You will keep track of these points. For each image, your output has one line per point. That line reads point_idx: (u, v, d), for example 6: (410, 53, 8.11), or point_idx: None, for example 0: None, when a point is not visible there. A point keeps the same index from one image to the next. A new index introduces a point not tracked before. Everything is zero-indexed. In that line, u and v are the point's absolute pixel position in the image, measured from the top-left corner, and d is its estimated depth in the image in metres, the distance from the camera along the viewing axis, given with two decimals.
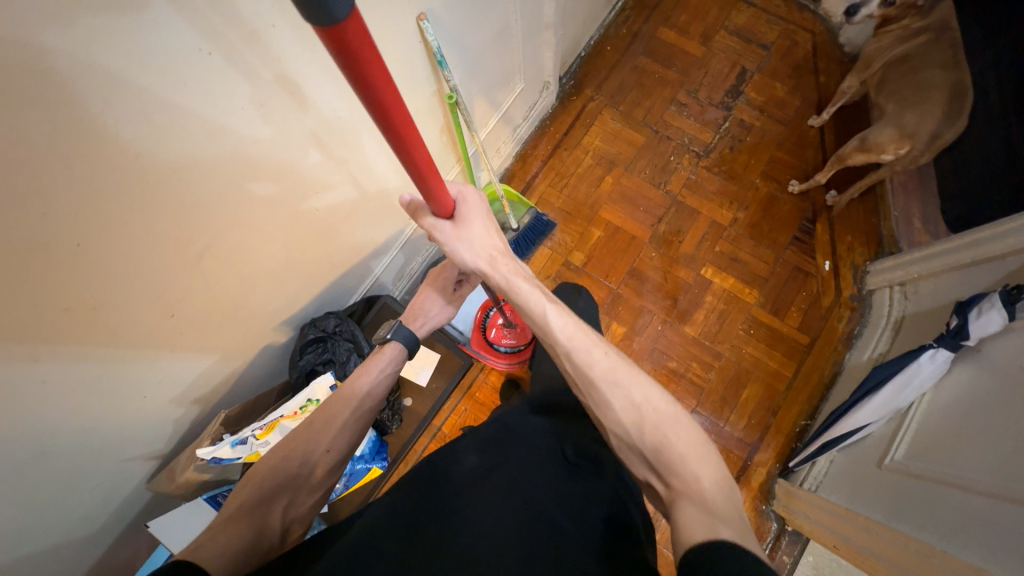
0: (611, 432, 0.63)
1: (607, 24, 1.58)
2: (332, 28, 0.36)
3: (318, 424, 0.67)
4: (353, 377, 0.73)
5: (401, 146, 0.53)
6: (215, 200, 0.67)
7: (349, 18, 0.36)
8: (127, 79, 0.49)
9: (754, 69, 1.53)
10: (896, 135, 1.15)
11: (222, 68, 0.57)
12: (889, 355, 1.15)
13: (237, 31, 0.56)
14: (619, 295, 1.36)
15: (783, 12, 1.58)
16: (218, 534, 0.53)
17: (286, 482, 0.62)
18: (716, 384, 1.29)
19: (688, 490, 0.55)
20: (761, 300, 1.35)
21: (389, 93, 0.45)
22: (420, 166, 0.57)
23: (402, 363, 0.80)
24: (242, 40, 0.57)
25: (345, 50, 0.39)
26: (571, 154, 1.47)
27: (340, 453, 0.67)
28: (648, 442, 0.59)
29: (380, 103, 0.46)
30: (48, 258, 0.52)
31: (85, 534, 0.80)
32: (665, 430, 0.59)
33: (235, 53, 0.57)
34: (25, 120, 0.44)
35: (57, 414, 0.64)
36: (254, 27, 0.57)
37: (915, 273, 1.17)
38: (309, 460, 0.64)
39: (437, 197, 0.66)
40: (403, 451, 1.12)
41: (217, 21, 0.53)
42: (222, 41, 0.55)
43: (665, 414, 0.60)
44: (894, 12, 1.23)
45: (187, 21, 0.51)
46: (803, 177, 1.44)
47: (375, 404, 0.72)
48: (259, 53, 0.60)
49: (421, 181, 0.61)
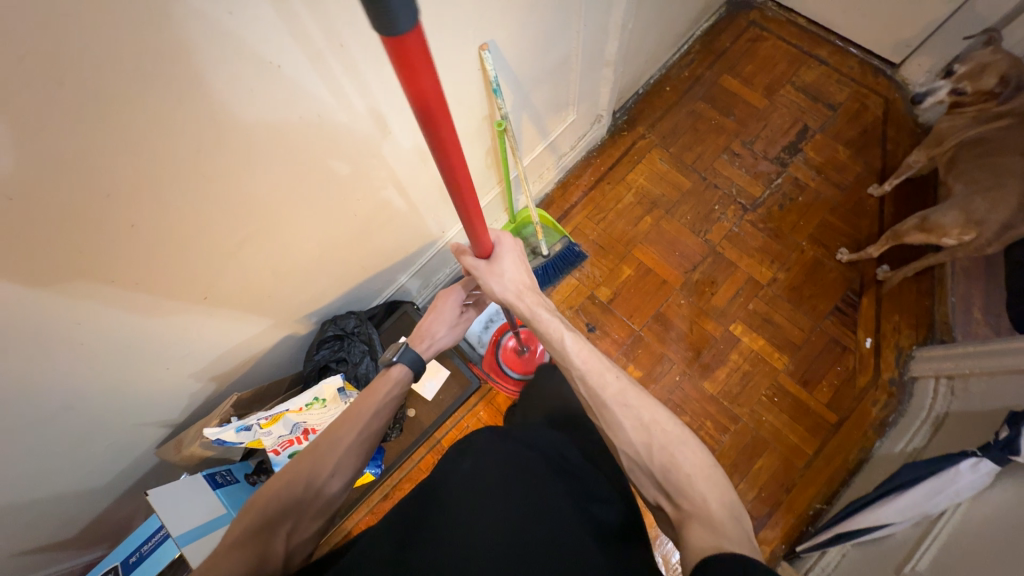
0: (620, 453, 0.61)
1: (670, 65, 1.57)
2: (396, 38, 0.38)
3: (323, 447, 0.68)
4: (360, 400, 0.75)
5: (447, 164, 0.54)
6: (273, 189, 0.71)
7: (413, 30, 0.37)
8: (201, 83, 0.54)
9: (816, 128, 1.48)
10: (961, 220, 1.07)
11: (303, 69, 0.61)
12: (925, 451, 1.05)
13: (326, 35, 0.60)
14: (640, 338, 1.33)
15: (856, 74, 1.53)
16: (217, 562, 0.55)
17: (290, 506, 0.63)
18: (729, 448, 1.23)
19: (698, 511, 0.53)
20: (791, 368, 1.28)
21: (440, 109, 0.46)
22: (461, 184, 0.58)
23: (407, 385, 0.80)
24: (327, 46, 0.61)
25: (406, 62, 0.40)
26: (613, 189, 1.46)
27: (345, 477, 0.68)
28: (656, 462, 0.58)
29: (431, 113, 0.46)
30: (105, 232, 0.57)
31: (92, 487, 0.85)
32: (672, 451, 0.57)
33: (316, 55, 0.61)
34: (107, 111, 0.49)
35: (88, 371, 0.69)
36: (342, 37, 0.62)
37: (967, 368, 1.08)
38: (314, 486, 0.65)
39: (477, 235, 0.70)
40: (400, 458, 1.12)
41: (309, 23, 0.58)
42: (309, 44, 0.60)
43: (673, 435, 0.59)
44: (967, 99, 1.18)
45: (281, 26, 0.56)
46: (854, 246, 1.37)
47: (380, 425, 0.74)
48: (343, 60, 0.64)
49: (459, 199, 0.60)
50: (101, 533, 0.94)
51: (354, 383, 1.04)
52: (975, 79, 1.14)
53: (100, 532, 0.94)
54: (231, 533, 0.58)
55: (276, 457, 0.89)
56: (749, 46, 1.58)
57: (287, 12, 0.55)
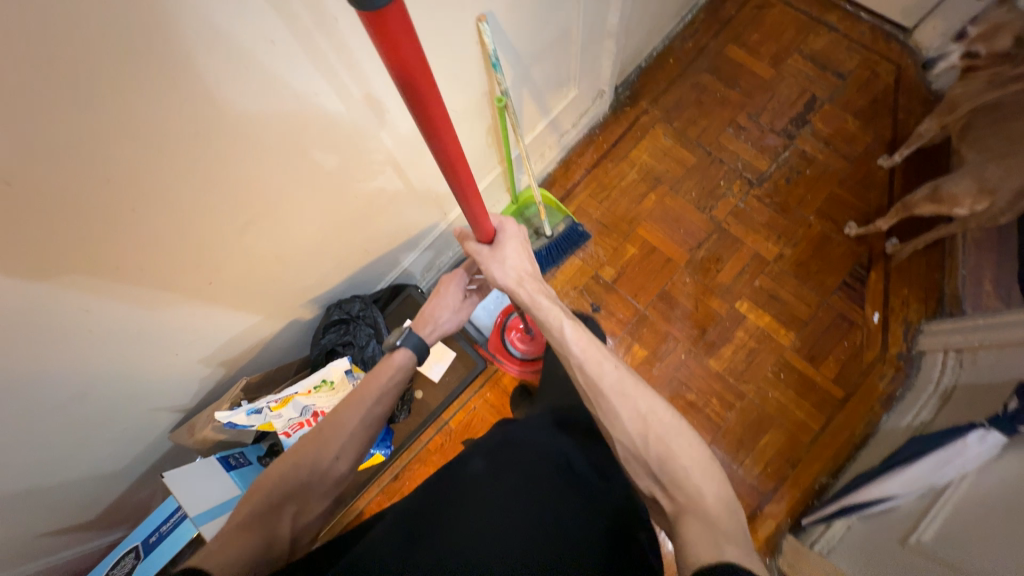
0: (617, 442, 0.61)
1: (674, 36, 1.52)
2: (374, 14, 0.37)
3: (327, 431, 0.69)
4: (365, 383, 0.75)
5: (434, 138, 0.53)
6: (271, 175, 0.70)
7: (390, 4, 0.36)
8: (194, 63, 0.52)
9: (825, 98, 1.44)
10: (973, 188, 1.04)
11: (291, 50, 0.59)
12: (932, 425, 1.05)
13: (311, 13, 0.57)
14: (645, 317, 1.33)
15: (867, 40, 1.47)
16: (225, 543, 0.57)
17: (296, 490, 0.64)
18: (735, 424, 1.24)
19: (692, 505, 0.54)
20: (796, 344, 1.28)
21: (427, 88, 0.46)
22: (450, 159, 0.57)
23: (410, 369, 0.80)
24: (315, 24, 0.59)
25: (386, 39, 0.39)
26: (616, 167, 1.44)
27: (350, 460, 0.69)
28: (652, 453, 0.58)
29: (415, 91, 0.45)
30: (107, 219, 0.57)
31: (110, 471, 0.87)
32: (668, 441, 0.58)
33: (308, 36, 0.59)
34: (101, 95, 0.48)
35: (97, 360, 0.70)
36: (334, 17, 0.60)
37: (976, 341, 1.07)
38: (319, 468, 0.66)
39: (478, 218, 0.70)
40: (409, 440, 1.14)
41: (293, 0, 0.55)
42: (296, 23, 0.57)
43: (670, 428, 0.59)
44: (980, 63, 1.14)
45: (271, 5, 0.54)
46: (863, 220, 1.35)
47: (384, 410, 0.75)
48: (333, 42, 0.62)
49: (451, 173, 0.60)
50: (121, 514, 0.97)
51: (361, 366, 1.05)
52: (990, 40, 1.11)
53: (121, 513, 0.97)
54: (239, 513, 0.61)
55: (287, 440, 0.90)
56: (756, 13, 1.52)
57: None
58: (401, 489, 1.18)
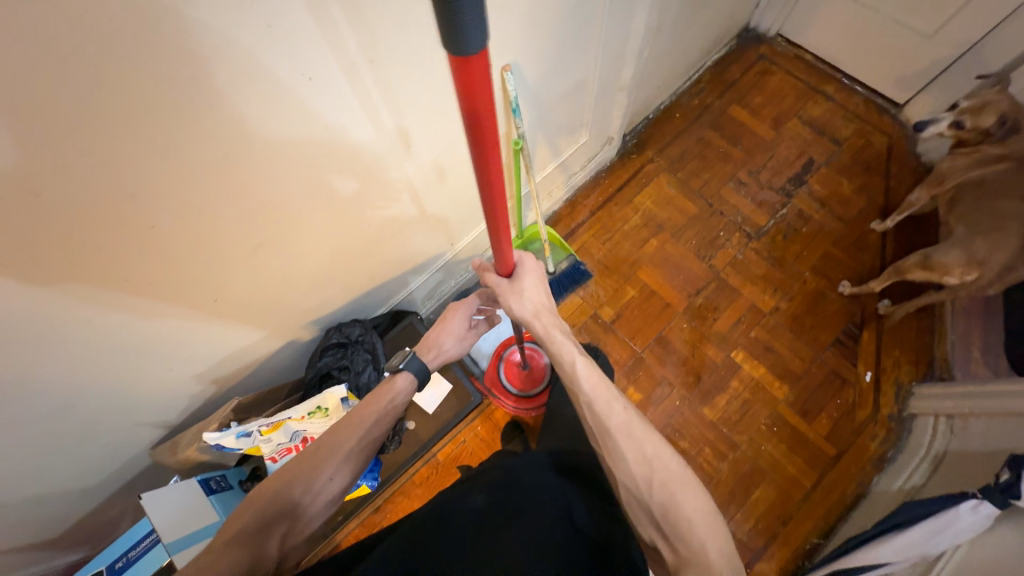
0: (620, 484, 0.62)
1: (681, 92, 1.61)
2: (463, 57, 0.38)
3: (323, 451, 0.68)
4: (363, 405, 0.74)
5: (485, 177, 0.54)
6: (287, 198, 0.71)
7: (480, 53, 0.38)
8: (230, 95, 0.54)
9: (821, 161, 1.51)
10: (963, 259, 1.08)
11: (338, 75, 0.62)
12: (922, 491, 1.05)
13: (361, 46, 0.61)
14: (641, 360, 1.33)
15: (862, 110, 1.56)
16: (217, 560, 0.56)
17: (288, 509, 0.63)
18: (727, 477, 1.22)
19: (694, 557, 0.56)
20: (791, 398, 1.28)
21: (489, 128, 0.47)
22: (495, 199, 0.58)
23: (411, 395, 0.80)
24: (363, 60, 0.63)
25: (464, 79, 0.41)
26: (620, 210, 1.48)
27: (342, 482, 0.68)
28: (656, 499, 0.59)
29: (479, 127, 0.46)
30: (125, 235, 0.57)
31: (82, 487, 0.83)
32: (673, 489, 0.59)
33: (356, 73, 0.63)
34: (139, 119, 0.50)
35: (90, 372, 0.68)
36: (383, 52, 0.64)
37: (966, 408, 1.09)
38: (311, 490, 0.65)
39: (501, 253, 0.71)
40: (395, 473, 1.10)
41: (347, 36, 0.58)
42: (345, 55, 0.60)
43: (675, 473, 0.61)
44: (967, 135, 1.20)
45: (314, 43, 0.56)
46: (856, 280, 1.38)
47: (381, 432, 0.74)
48: (378, 75, 0.66)
49: (491, 211, 0.60)
50: (85, 534, 0.91)
51: (355, 393, 1.03)
52: (976, 115, 1.17)
53: (85, 533, 0.91)
54: (231, 527, 0.60)
55: (272, 467, 0.85)
56: (759, 78, 1.62)
57: (333, 23, 0.56)
58: (381, 522, 1.13)
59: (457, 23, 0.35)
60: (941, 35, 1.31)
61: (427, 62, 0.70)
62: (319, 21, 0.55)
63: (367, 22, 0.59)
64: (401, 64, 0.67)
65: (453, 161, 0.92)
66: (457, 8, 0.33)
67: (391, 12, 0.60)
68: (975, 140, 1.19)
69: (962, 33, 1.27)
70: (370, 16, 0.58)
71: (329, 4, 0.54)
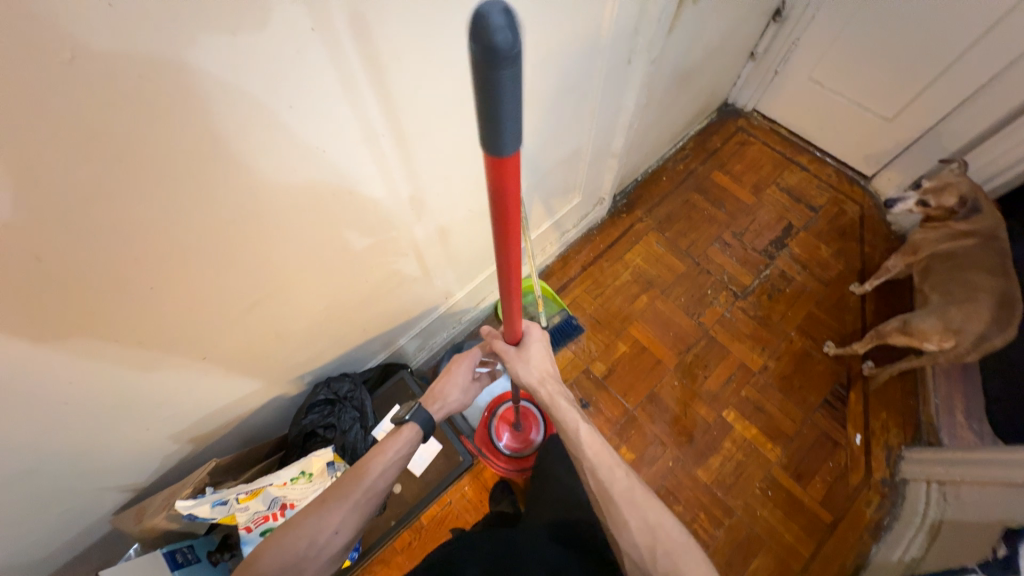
0: (625, 554, 0.60)
1: (666, 158, 1.71)
2: (499, 157, 0.41)
3: (330, 501, 0.67)
4: (370, 455, 0.72)
5: (505, 253, 0.55)
6: (292, 256, 0.72)
7: (514, 154, 0.40)
8: (245, 163, 0.57)
9: (799, 226, 1.59)
10: (940, 327, 1.13)
11: (357, 143, 0.66)
12: (922, 563, 1.01)
13: (377, 119, 0.66)
14: (633, 418, 1.31)
15: (833, 180, 1.68)
16: None
17: (292, 564, 0.62)
18: (724, 545, 1.18)
19: None
20: (784, 460, 1.27)
21: (513, 214, 0.49)
22: (512, 272, 0.59)
23: (416, 445, 0.76)
24: (382, 131, 0.68)
25: (499, 174, 0.43)
26: (611, 266, 1.52)
27: (349, 535, 0.66)
28: (661, 570, 0.57)
29: (505, 214, 0.48)
30: (125, 292, 0.57)
31: (30, 560, 0.76)
32: (676, 559, 0.58)
33: (375, 140, 0.68)
34: (158, 186, 0.52)
35: (62, 432, 0.65)
36: (401, 121, 0.69)
37: (958, 476, 1.09)
38: (316, 544, 0.64)
39: (511, 323, 0.71)
40: (378, 542, 1.03)
41: (371, 109, 0.64)
42: (366, 126, 0.65)
43: (678, 542, 0.60)
44: (933, 212, 1.29)
45: (329, 121, 0.60)
46: (840, 341, 1.42)
47: (387, 484, 0.71)
48: (393, 144, 0.71)
49: (507, 283, 0.61)
50: None
51: (340, 453, 0.99)
52: (939, 194, 1.26)
53: None
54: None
55: (247, 536, 0.80)
56: (738, 148, 1.74)
57: (360, 98, 0.61)
58: None
59: (499, 126, 0.37)
60: (899, 119, 1.45)
61: (433, 132, 0.75)
62: (347, 95, 0.59)
63: (391, 96, 0.64)
64: (410, 133, 0.71)
65: (453, 220, 0.96)
66: (499, 114, 0.36)
67: (410, 88, 0.65)
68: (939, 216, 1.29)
69: (918, 118, 1.41)
70: (393, 93, 0.64)
71: (358, 80, 0.59)
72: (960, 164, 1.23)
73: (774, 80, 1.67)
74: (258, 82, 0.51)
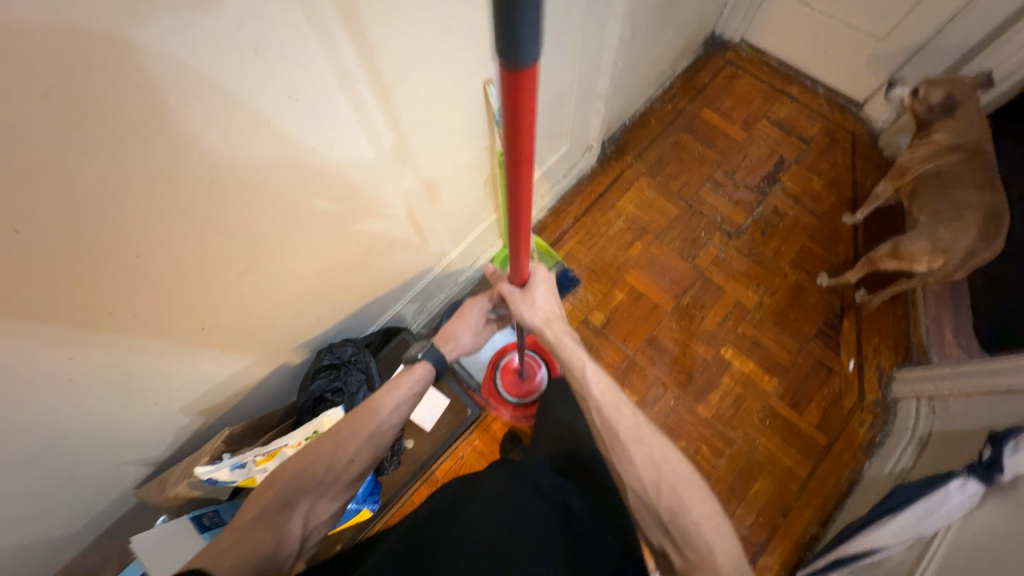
0: (629, 490, 0.62)
1: (654, 99, 1.65)
2: (514, 69, 0.38)
3: (346, 432, 0.68)
4: (382, 391, 0.73)
5: (516, 182, 0.52)
6: (277, 219, 0.70)
7: (532, 66, 0.37)
8: (209, 118, 0.53)
9: (791, 160, 1.57)
10: (929, 248, 1.14)
11: (332, 90, 0.62)
12: (913, 473, 1.08)
13: (353, 66, 0.61)
14: (634, 362, 1.34)
15: (825, 110, 1.64)
16: (240, 542, 0.58)
17: (310, 487, 0.64)
18: (725, 473, 1.24)
19: (704, 563, 0.56)
20: (780, 390, 1.31)
21: (527, 140, 0.46)
22: (520, 205, 0.56)
23: (428, 383, 0.78)
24: (363, 76, 0.64)
25: (514, 90, 0.40)
26: (604, 215, 1.50)
27: (364, 464, 0.68)
28: (664, 503, 0.60)
29: (519, 141, 0.46)
30: (109, 265, 0.55)
31: (64, 533, 0.79)
32: (680, 493, 0.60)
33: (351, 85, 0.63)
34: (124, 150, 0.49)
35: (73, 411, 0.65)
36: (379, 66, 0.65)
37: (945, 390, 1.14)
38: (333, 469, 0.66)
39: (517, 265, 0.72)
40: (395, 495, 1.08)
41: (347, 56, 0.60)
42: (342, 71, 0.61)
43: (683, 478, 0.61)
44: (917, 105, 1.28)
45: (298, 71, 0.56)
46: (833, 272, 1.43)
47: (401, 419, 0.73)
48: (373, 90, 0.67)
49: (515, 219, 0.59)
50: None
51: None
52: (932, 87, 1.25)
53: None
54: (254, 505, 0.62)
55: None
56: (726, 83, 1.68)
57: (332, 37, 0.56)
58: None
59: (515, 30, 0.34)
60: (893, 37, 1.39)
61: (411, 81, 0.71)
62: (319, 40, 0.55)
63: (365, 36, 0.60)
64: (386, 80, 0.67)
65: (441, 173, 0.93)
66: (518, 22, 0.33)
67: (382, 27, 0.61)
68: (921, 116, 1.28)
69: (913, 34, 1.35)
70: (368, 36, 0.60)
71: (329, 21, 0.55)
72: (985, 74, 1.18)
73: (763, 5, 1.58)
74: (208, 29, 0.46)
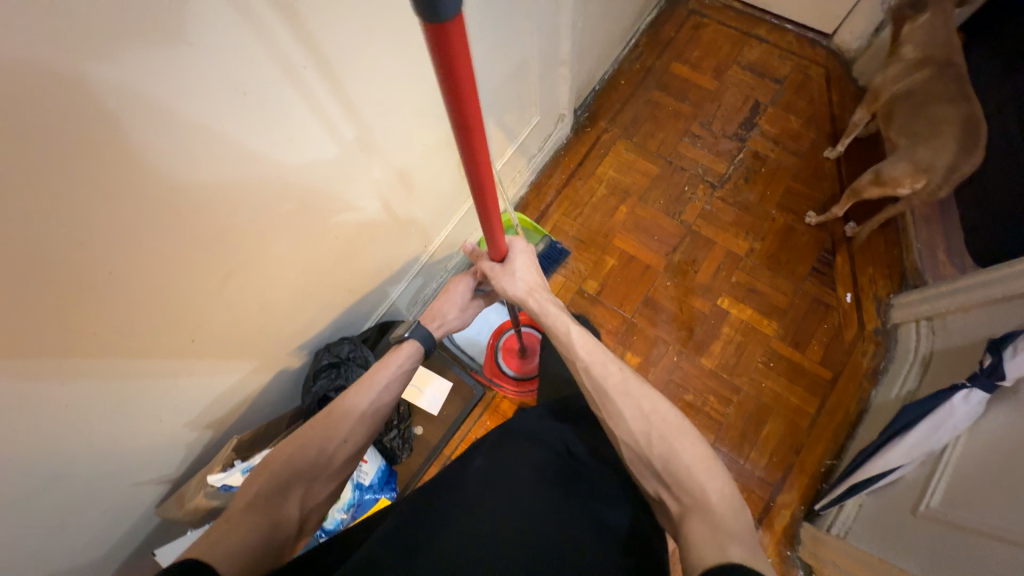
0: (622, 443, 0.63)
1: (621, 60, 1.62)
2: (438, 25, 0.37)
3: (335, 415, 0.69)
4: (372, 370, 0.75)
5: (469, 147, 0.52)
6: (249, 224, 0.69)
7: (454, 19, 0.37)
8: (156, 122, 0.51)
9: (767, 102, 1.55)
10: (911, 169, 1.13)
11: (279, 82, 0.60)
12: (918, 393, 1.09)
13: (298, 55, 0.60)
14: (633, 324, 1.35)
15: (795, 47, 1.61)
16: (233, 528, 0.56)
17: (304, 471, 0.64)
18: (735, 420, 1.25)
19: (699, 505, 0.55)
20: (781, 333, 1.32)
21: (472, 99, 0.45)
22: (480, 169, 0.56)
23: (418, 360, 0.80)
24: (312, 64, 0.62)
25: (442, 49, 0.39)
26: (585, 184, 1.49)
27: (359, 442, 0.70)
28: (656, 452, 0.60)
29: (461, 98, 0.45)
30: (82, 286, 0.54)
31: (93, 557, 0.81)
32: (670, 440, 0.60)
33: (298, 74, 0.61)
34: (74, 163, 0.47)
35: (77, 438, 0.66)
36: (327, 54, 0.63)
37: (942, 308, 1.14)
38: (326, 450, 0.67)
39: (494, 240, 0.73)
40: (412, 481, 1.11)
41: (290, 47, 0.58)
42: (287, 62, 0.59)
43: (671, 425, 0.61)
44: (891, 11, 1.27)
45: (240, 62, 0.54)
46: (820, 209, 1.43)
47: (392, 397, 0.74)
48: (322, 79, 0.65)
49: (479, 184, 0.58)
50: None
51: None
52: None
53: None
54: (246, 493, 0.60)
55: None
56: (693, 33, 1.65)
57: (268, 26, 0.54)
58: None
59: None
60: None
61: (362, 64, 0.69)
62: (255, 30, 0.53)
63: (303, 21, 0.57)
64: (335, 66, 0.65)
65: (411, 158, 0.92)
66: None
67: (321, 12, 0.59)
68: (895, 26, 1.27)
69: None
70: (308, 23, 0.58)
71: (261, 9, 0.53)
72: None
73: None
74: (136, 25, 0.44)
